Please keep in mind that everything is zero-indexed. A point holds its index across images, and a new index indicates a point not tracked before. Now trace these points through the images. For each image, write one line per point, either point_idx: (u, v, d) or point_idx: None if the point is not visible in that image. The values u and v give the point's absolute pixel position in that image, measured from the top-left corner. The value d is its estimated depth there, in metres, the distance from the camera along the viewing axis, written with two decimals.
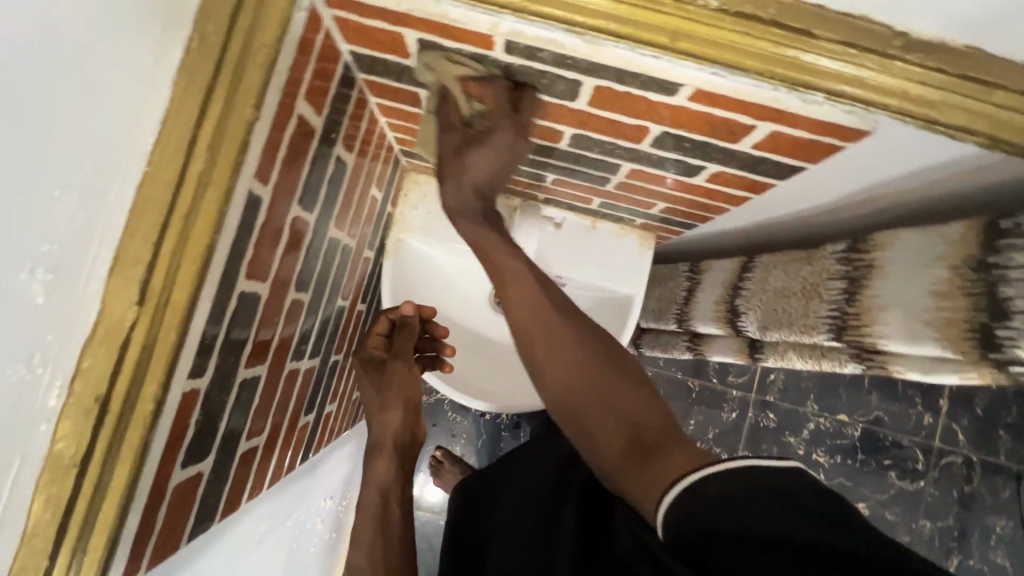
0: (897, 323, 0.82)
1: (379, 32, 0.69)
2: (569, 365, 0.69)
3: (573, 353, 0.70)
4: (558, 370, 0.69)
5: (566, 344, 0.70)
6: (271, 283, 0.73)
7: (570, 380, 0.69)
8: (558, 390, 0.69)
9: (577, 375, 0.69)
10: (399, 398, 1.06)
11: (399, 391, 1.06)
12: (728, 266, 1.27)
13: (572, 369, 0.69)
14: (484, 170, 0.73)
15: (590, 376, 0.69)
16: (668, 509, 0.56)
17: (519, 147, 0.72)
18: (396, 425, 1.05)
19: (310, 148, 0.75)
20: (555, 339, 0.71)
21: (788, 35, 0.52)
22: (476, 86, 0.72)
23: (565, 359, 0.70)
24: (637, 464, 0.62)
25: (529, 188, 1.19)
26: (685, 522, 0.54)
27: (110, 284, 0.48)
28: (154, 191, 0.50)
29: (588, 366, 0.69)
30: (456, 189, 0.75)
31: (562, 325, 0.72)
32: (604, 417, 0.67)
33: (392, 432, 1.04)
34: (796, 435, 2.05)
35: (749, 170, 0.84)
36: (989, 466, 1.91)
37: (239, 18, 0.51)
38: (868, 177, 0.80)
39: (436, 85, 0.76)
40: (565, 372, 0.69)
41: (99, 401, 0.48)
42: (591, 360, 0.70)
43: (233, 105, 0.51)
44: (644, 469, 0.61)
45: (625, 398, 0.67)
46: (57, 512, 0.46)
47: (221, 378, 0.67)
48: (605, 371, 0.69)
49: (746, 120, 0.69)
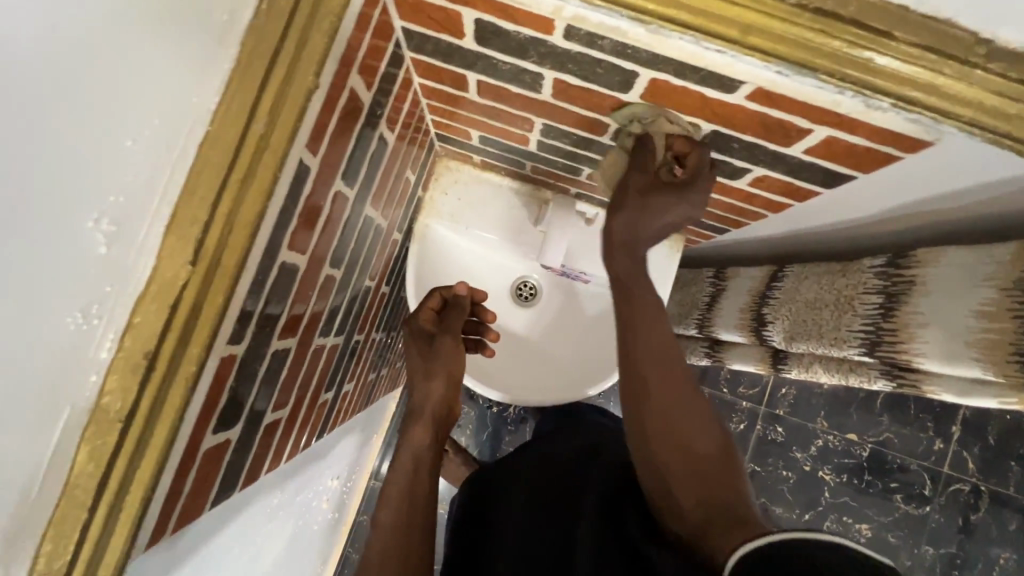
0: (937, 340, 0.80)
1: (436, 9, 0.68)
2: (663, 383, 0.70)
3: (667, 376, 0.71)
4: (653, 381, 0.71)
5: (663, 364, 0.72)
6: (309, 256, 0.73)
7: (659, 395, 0.70)
8: (646, 402, 0.70)
9: (669, 393, 0.70)
10: (443, 370, 1.00)
11: (445, 364, 1.01)
12: (755, 275, 1.25)
13: (667, 387, 0.70)
14: (660, 221, 0.77)
15: (679, 401, 0.70)
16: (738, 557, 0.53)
17: (701, 210, 0.78)
18: (437, 396, 0.98)
19: (357, 124, 0.74)
20: (653, 357, 0.72)
21: (865, 36, 0.51)
22: (683, 145, 0.79)
23: (660, 378, 0.71)
24: (697, 500, 0.63)
25: (562, 181, 1.18)
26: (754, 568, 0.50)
27: (166, 241, 0.48)
28: (215, 152, 0.49)
29: (679, 392, 0.70)
30: (630, 228, 0.77)
31: (662, 348, 0.73)
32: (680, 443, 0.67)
33: (430, 402, 0.98)
34: (804, 450, 2.02)
35: (795, 176, 0.82)
36: (996, 496, 1.89)
37: None
38: (917, 191, 0.79)
39: (637, 131, 0.81)
40: (657, 386, 0.70)
41: (147, 358, 0.47)
42: (686, 392, 0.70)
43: (297, 70, 0.51)
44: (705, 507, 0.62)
45: (710, 467, 0.66)
46: (99, 465, 0.46)
47: (256, 347, 0.67)
48: (693, 403, 0.70)
49: (803, 123, 0.68)
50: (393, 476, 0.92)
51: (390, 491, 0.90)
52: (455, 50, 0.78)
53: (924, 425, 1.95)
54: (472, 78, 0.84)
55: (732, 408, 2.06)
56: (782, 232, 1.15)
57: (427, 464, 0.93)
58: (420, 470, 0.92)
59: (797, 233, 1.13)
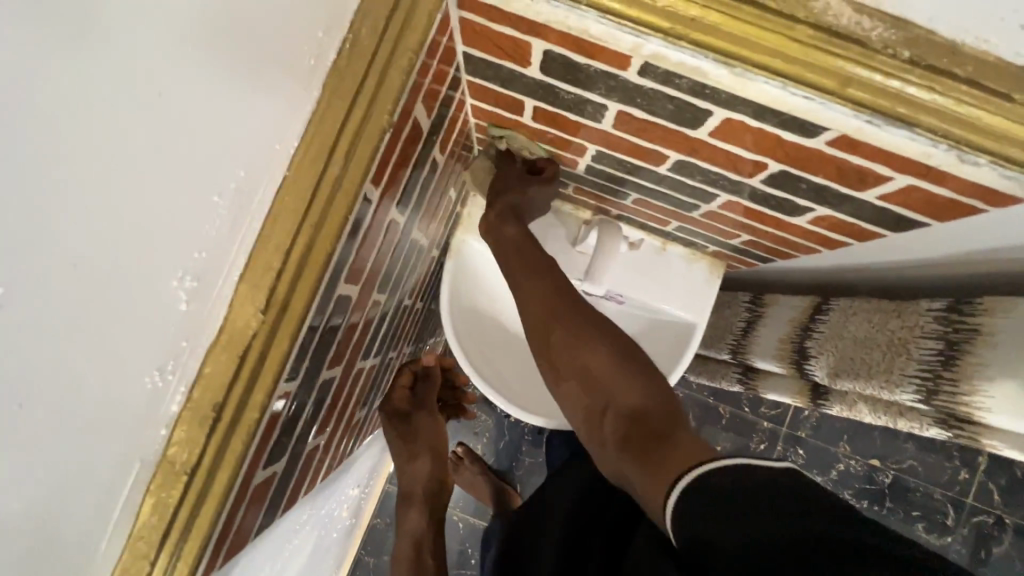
0: (1008, 397, 0.78)
1: (505, 38, 0.66)
2: (565, 351, 0.83)
3: (571, 341, 0.83)
4: (560, 355, 0.84)
5: (566, 333, 0.84)
6: (361, 283, 0.71)
7: (565, 366, 0.83)
8: (561, 380, 0.84)
9: (570, 361, 0.83)
10: (426, 450, 1.12)
11: (427, 442, 1.13)
12: (797, 304, 1.21)
13: (569, 355, 0.83)
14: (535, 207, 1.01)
15: (583, 363, 0.82)
16: (679, 497, 0.61)
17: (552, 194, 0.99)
18: (423, 476, 1.13)
19: (415, 151, 0.72)
20: (558, 331, 0.84)
21: (979, 95, 0.48)
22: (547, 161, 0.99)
23: (562, 347, 0.84)
24: (622, 448, 0.73)
25: (604, 203, 1.15)
26: (694, 505, 0.59)
27: (239, 289, 0.47)
28: (290, 195, 0.47)
29: (578, 354, 0.82)
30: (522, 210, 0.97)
31: (561, 315, 0.85)
32: (596, 402, 0.80)
33: (419, 478, 1.13)
34: (824, 474, 1.98)
35: (862, 217, 0.79)
36: (1022, 530, 1.85)
37: (392, 18, 0.48)
38: (994, 241, 0.75)
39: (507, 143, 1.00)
40: (562, 358, 0.84)
41: (216, 408, 0.46)
42: (587, 348, 0.82)
43: (374, 109, 0.49)
44: (632, 452, 0.72)
45: (627, 390, 0.78)
46: (163, 517, 0.45)
47: (306, 379, 0.65)
48: (596, 358, 0.81)
49: (885, 171, 0.65)
50: (401, 549, 1.12)
51: (400, 563, 1.10)
52: (516, 76, 0.75)
53: (949, 454, 1.90)
54: (528, 103, 0.82)
55: (753, 429, 2.02)
56: (830, 265, 1.11)
57: (427, 531, 1.13)
58: (423, 539, 1.12)
59: (846, 269, 1.09)
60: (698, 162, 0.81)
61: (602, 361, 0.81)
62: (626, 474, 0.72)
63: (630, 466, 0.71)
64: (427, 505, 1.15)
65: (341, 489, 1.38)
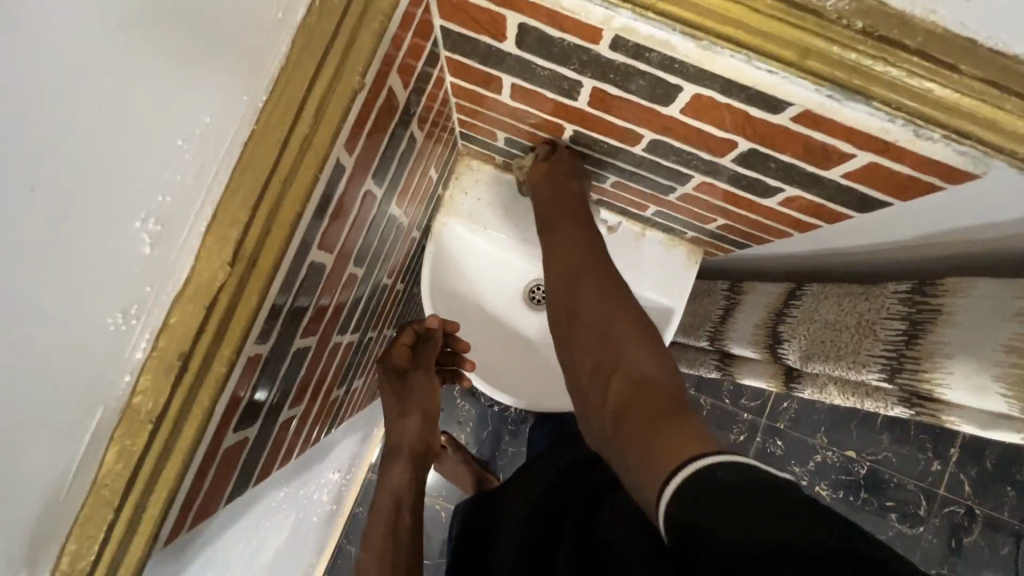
0: (965, 372, 0.80)
1: (480, 11, 0.67)
2: (586, 319, 0.82)
3: (587, 310, 0.83)
4: (580, 321, 0.83)
5: (585, 300, 0.84)
6: (336, 254, 0.72)
7: (581, 331, 0.82)
8: (574, 342, 0.82)
9: (587, 327, 0.82)
10: (416, 407, 1.11)
11: (418, 400, 1.12)
12: (771, 291, 1.24)
13: (588, 322, 0.82)
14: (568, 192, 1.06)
15: (601, 329, 0.80)
16: (671, 495, 0.55)
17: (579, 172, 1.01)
18: (412, 432, 1.10)
19: (391, 123, 0.73)
20: (580, 301, 0.85)
21: (927, 66, 0.50)
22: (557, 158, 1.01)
23: (580, 312, 0.84)
24: (620, 415, 0.69)
25: (585, 188, 1.17)
26: (687, 499, 0.54)
27: (206, 241, 0.47)
28: (259, 151, 0.48)
29: (595, 321, 0.81)
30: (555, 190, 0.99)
31: (583, 288, 0.86)
32: (603, 368, 0.76)
33: (410, 439, 1.10)
34: (801, 465, 2.02)
35: (829, 198, 0.81)
36: (991, 520, 1.89)
37: None
38: (952, 222, 0.78)
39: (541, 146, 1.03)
40: (580, 324, 0.83)
41: (181, 359, 0.46)
42: (608, 318, 0.81)
43: (344, 72, 0.49)
44: (632, 422, 0.66)
45: (640, 362, 0.74)
46: (128, 465, 0.45)
47: (279, 345, 0.66)
48: (614, 326, 0.79)
49: (847, 147, 0.67)
50: (377, 511, 1.06)
51: (376, 527, 1.04)
52: (493, 52, 0.77)
53: (922, 445, 1.95)
54: (506, 80, 0.83)
55: (732, 419, 2.05)
56: (805, 251, 1.13)
57: (409, 495, 1.07)
58: (403, 505, 1.06)
59: (821, 255, 1.11)
60: (672, 142, 0.82)
61: (619, 333, 0.78)
62: (617, 440, 0.67)
63: (623, 430, 0.67)
64: (411, 469, 1.09)
65: (319, 472, 1.38)
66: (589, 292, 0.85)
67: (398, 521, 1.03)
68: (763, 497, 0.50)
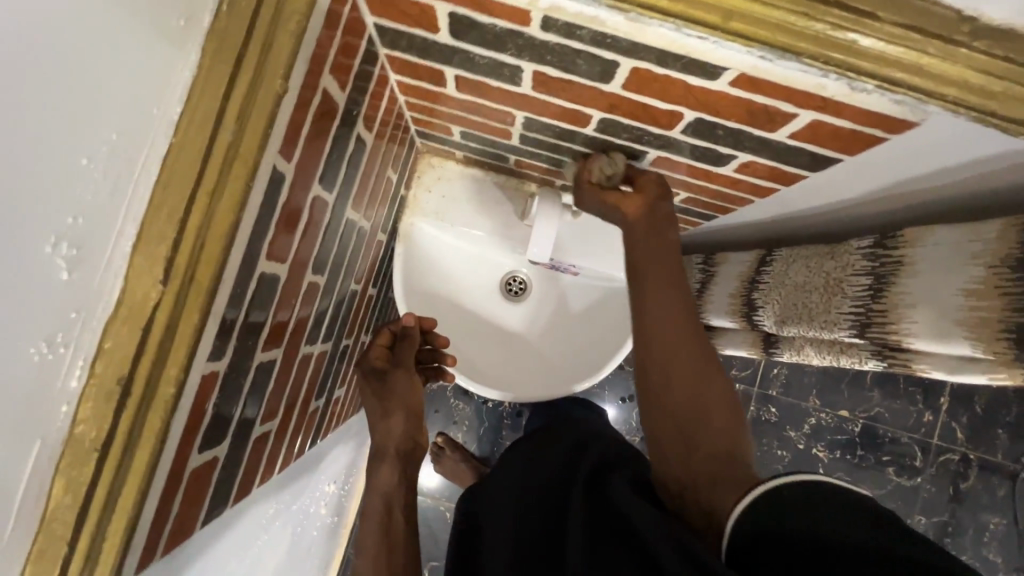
0: (928, 321, 0.80)
1: (407, 5, 0.66)
2: (665, 352, 0.76)
3: (666, 345, 0.77)
4: (665, 354, 0.76)
5: (664, 332, 0.77)
6: (289, 264, 0.71)
7: (657, 363, 0.76)
8: (654, 382, 0.76)
9: (666, 360, 0.76)
10: (400, 406, 1.08)
11: (401, 400, 1.08)
12: (744, 259, 1.24)
13: (666, 352, 0.76)
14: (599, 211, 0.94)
15: (681, 364, 0.76)
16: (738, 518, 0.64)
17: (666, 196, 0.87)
18: (397, 433, 1.06)
19: (331, 127, 0.72)
20: (680, 348, 0.76)
21: (848, 18, 0.50)
22: (643, 181, 0.88)
23: (663, 349, 0.77)
24: (709, 474, 0.70)
25: (547, 174, 1.17)
26: (747, 528, 0.62)
27: (134, 259, 0.47)
28: (181, 163, 0.47)
29: (673, 356, 0.76)
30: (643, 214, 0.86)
31: (666, 318, 0.78)
32: (688, 410, 0.74)
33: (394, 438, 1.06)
34: (797, 429, 2.04)
35: (780, 160, 0.82)
36: (987, 465, 1.93)
37: None
38: (904, 171, 0.78)
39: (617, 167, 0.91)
40: (659, 358, 0.76)
41: (121, 383, 0.46)
42: (686, 352, 0.76)
43: (264, 76, 0.49)
44: (708, 472, 0.71)
45: (717, 419, 0.74)
46: (76, 498, 0.45)
47: (239, 361, 0.65)
48: (694, 364, 0.76)
49: (788, 107, 0.67)
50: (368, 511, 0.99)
51: (365, 526, 0.98)
52: (431, 45, 0.76)
53: (913, 398, 1.97)
54: (449, 72, 0.82)
55: None
56: (771, 217, 1.14)
57: (398, 491, 1.02)
58: (393, 501, 1.01)
59: (788, 221, 1.12)
60: (620, 119, 0.82)
61: (695, 366, 0.76)
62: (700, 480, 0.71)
63: (707, 476, 0.71)
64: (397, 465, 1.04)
65: (310, 486, 1.37)
66: (672, 320, 0.78)
67: (390, 517, 0.98)
68: (835, 505, 0.60)
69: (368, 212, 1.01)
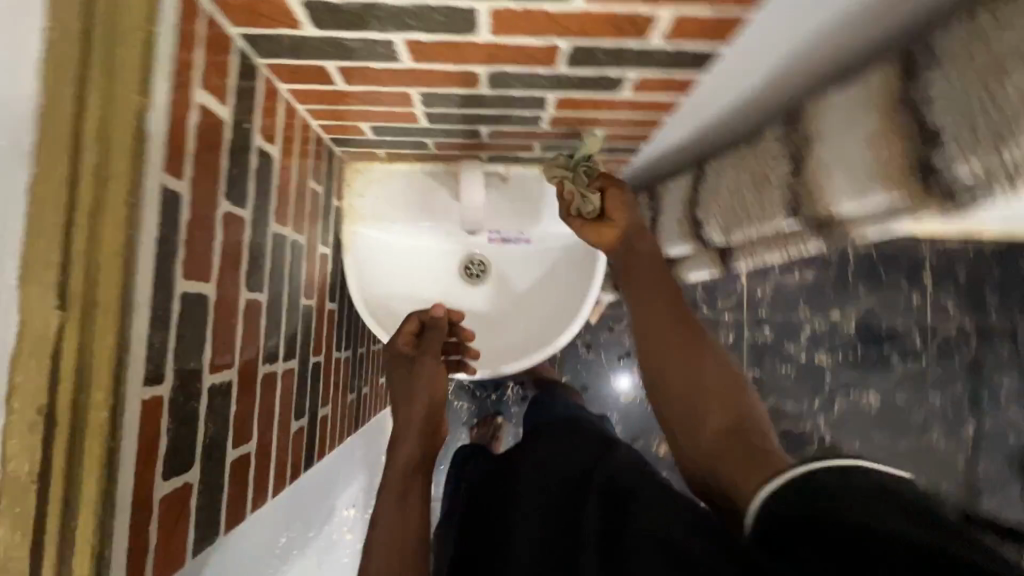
0: (843, 181, 0.81)
1: (264, 5, 0.68)
2: (690, 360, 0.84)
3: (681, 346, 0.86)
4: (680, 354, 0.85)
5: (672, 350, 0.85)
6: (215, 281, 0.72)
7: (676, 369, 0.84)
8: (653, 379, 0.86)
9: (684, 391, 0.82)
10: (423, 392, 1.10)
11: (429, 387, 1.11)
12: (682, 182, 1.26)
13: (687, 353, 0.85)
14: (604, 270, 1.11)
15: (704, 390, 0.81)
16: (764, 505, 0.65)
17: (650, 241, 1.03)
18: (418, 419, 1.07)
19: (224, 142, 0.73)
20: (673, 353, 0.85)
21: None
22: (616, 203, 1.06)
23: (683, 366, 0.84)
24: (723, 451, 0.75)
25: (469, 147, 1.19)
26: (779, 509, 0.63)
27: (24, 295, 0.48)
28: (46, 199, 0.48)
29: (696, 356, 0.85)
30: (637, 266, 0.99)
31: (677, 326, 0.88)
32: (709, 398, 0.81)
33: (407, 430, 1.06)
34: (795, 343, 2.02)
35: (667, 67, 0.85)
36: (985, 330, 1.95)
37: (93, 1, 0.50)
38: (781, 45, 0.80)
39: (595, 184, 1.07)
40: (689, 366, 0.84)
41: (43, 412, 0.48)
42: (706, 361, 0.84)
43: (116, 97, 0.52)
44: (734, 454, 0.74)
45: (750, 436, 0.77)
46: (28, 527, 0.48)
47: (184, 384, 0.65)
48: (716, 378, 0.83)
49: (645, 9, 0.69)
50: (386, 508, 0.94)
51: (382, 519, 0.92)
52: (300, 44, 0.77)
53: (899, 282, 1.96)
54: (329, 67, 0.83)
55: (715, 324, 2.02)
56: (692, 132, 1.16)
57: (412, 483, 0.98)
58: (409, 495, 0.96)
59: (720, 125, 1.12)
60: (506, 71, 0.84)
61: (728, 403, 0.81)
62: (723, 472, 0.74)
63: (733, 475, 0.72)
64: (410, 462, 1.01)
65: (327, 508, 1.35)
66: (695, 343, 0.86)
67: (410, 509, 0.94)
68: (868, 498, 0.58)
69: (300, 227, 1.01)
